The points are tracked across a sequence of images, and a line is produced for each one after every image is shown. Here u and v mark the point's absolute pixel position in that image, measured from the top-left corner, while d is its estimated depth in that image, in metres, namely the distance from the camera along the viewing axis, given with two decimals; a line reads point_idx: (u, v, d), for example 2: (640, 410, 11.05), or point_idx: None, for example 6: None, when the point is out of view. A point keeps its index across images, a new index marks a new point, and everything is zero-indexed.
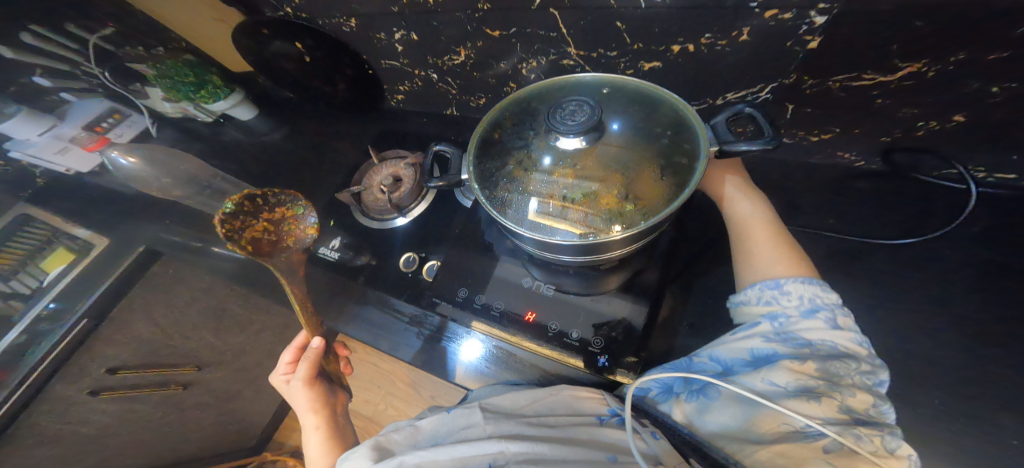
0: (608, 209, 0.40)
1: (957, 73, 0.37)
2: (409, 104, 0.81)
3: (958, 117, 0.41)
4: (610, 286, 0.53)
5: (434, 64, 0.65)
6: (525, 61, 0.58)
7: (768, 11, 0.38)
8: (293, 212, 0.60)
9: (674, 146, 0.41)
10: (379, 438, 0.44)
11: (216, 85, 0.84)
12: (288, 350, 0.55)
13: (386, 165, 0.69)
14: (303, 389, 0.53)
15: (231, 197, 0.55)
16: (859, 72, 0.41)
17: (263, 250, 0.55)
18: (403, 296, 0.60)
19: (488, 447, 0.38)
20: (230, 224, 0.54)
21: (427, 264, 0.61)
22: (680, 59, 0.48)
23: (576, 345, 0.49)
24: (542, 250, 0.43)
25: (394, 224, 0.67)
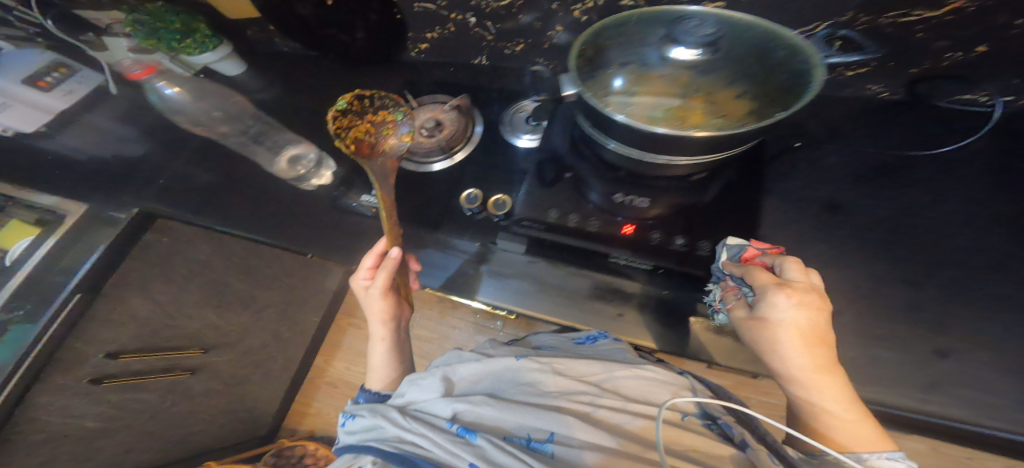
0: (694, 121, 0.43)
1: (994, 8, 0.42)
2: (434, 55, 0.77)
3: (983, 47, 0.47)
4: (706, 197, 0.48)
5: (476, 6, 0.63)
6: (580, 2, 0.58)
7: None
8: (392, 117, 0.58)
9: (773, 69, 0.43)
10: (447, 370, 0.48)
11: (202, 34, 0.75)
12: (370, 255, 0.55)
13: (424, 109, 0.66)
14: (379, 297, 0.56)
15: (343, 95, 0.57)
16: (912, 8, 0.45)
17: (362, 151, 0.52)
18: (467, 235, 0.58)
19: (554, 416, 0.40)
20: (342, 121, 0.55)
21: (494, 199, 0.56)
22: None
23: (680, 255, 0.47)
24: (625, 148, 0.44)
25: (436, 168, 0.64)
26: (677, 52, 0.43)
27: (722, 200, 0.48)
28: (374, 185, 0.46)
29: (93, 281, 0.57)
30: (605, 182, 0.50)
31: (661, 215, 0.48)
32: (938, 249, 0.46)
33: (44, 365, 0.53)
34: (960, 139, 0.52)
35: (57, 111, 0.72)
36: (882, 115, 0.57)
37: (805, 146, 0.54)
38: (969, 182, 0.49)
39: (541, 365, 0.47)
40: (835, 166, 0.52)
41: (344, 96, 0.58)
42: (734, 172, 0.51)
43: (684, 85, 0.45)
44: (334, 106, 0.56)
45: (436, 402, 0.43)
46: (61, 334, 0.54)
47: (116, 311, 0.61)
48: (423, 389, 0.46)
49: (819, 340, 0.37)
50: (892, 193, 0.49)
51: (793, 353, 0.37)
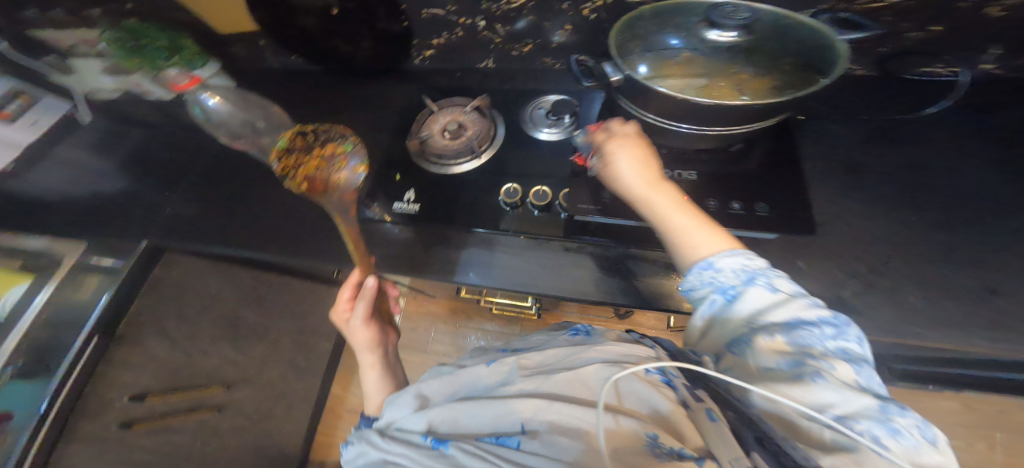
0: (721, 95, 0.49)
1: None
2: (438, 62, 0.77)
3: (935, 27, 0.54)
4: (749, 165, 0.53)
5: (486, 9, 0.66)
6: (589, 1, 0.62)
7: None
8: (343, 149, 0.59)
9: (802, 49, 0.47)
10: (419, 387, 0.50)
11: (191, 52, 0.68)
12: (347, 287, 0.59)
13: (444, 113, 0.67)
14: (362, 327, 0.62)
15: (285, 135, 0.62)
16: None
17: (316, 189, 0.55)
18: (515, 231, 0.56)
19: (520, 403, 0.38)
20: (287, 161, 0.58)
21: (536, 189, 0.56)
22: None
23: (738, 216, 0.48)
24: (665, 122, 0.51)
25: (463, 169, 0.63)
26: (714, 35, 0.49)
27: (764, 166, 0.53)
28: (335, 220, 0.49)
29: (106, 321, 0.53)
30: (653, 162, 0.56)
31: (715, 182, 0.52)
32: (948, 190, 0.51)
33: (68, 418, 0.51)
34: (930, 105, 0.58)
35: (23, 145, 0.59)
36: (866, 89, 0.61)
37: (810, 118, 0.59)
38: (952, 131, 0.56)
39: (511, 362, 0.48)
40: (839, 132, 0.58)
41: (285, 136, 0.62)
42: (766, 141, 0.56)
43: (718, 69, 0.50)
44: (276, 146, 0.61)
45: (411, 420, 0.44)
46: (82, 383, 0.51)
47: (136, 353, 0.57)
48: (399, 407, 0.48)
49: (642, 158, 0.47)
50: (893, 148, 0.55)
51: (632, 172, 0.46)
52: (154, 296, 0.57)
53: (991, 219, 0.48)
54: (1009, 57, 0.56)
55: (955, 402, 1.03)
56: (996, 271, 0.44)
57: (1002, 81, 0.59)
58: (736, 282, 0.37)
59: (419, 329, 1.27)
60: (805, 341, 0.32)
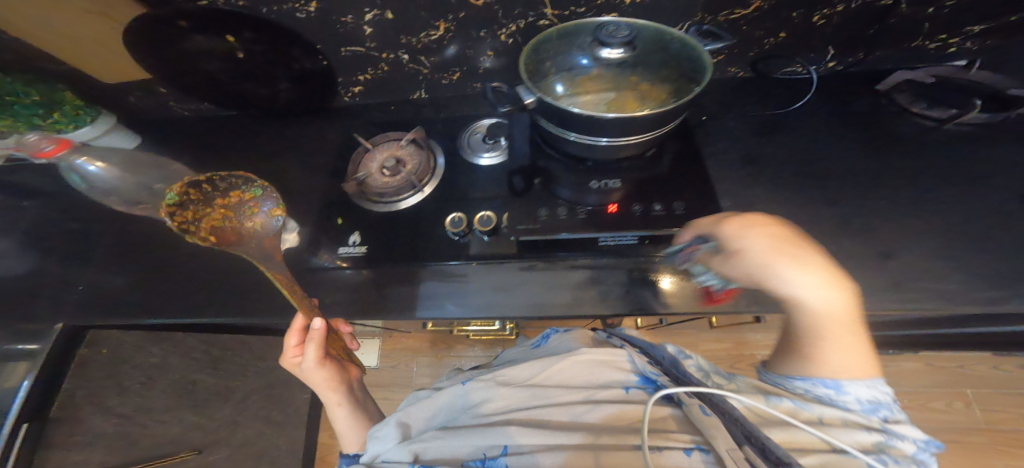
0: (625, 108, 0.53)
1: (776, 8, 0.60)
2: (371, 96, 0.79)
3: (783, 33, 0.64)
4: (662, 169, 0.58)
5: (407, 44, 0.68)
6: (505, 27, 0.65)
7: None
8: (250, 195, 0.61)
9: (679, 60, 0.52)
10: (400, 416, 0.53)
11: (74, 107, 0.65)
12: (292, 333, 0.58)
13: (380, 149, 0.68)
14: (316, 368, 0.60)
15: (172, 188, 0.57)
16: (732, 10, 0.61)
17: (227, 239, 0.56)
18: (462, 258, 0.58)
19: (504, 432, 0.44)
20: (185, 214, 0.56)
21: (480, 216, 0.57)
22: (632, 9, 0.62)
23: (660, 219, 0.54)
24: (583, 136, 0.53)
25: (406, 204, 0.65)
26: (606, 53, 0.52)
27: (674, 168, 0.58)
28: (264, 270, 0.50)
29: (35, 406, 0.51)
30: (584, 174, 0.60)
31: (637, 189, 0.57)
32: (838, 169, 0.56)
33: None
34: (798, 100, 0.65)
35: None
36: (747, 87, 0.70)
37: (710, 118, 0.65)
38: (837, 113, 0.62)
39: (484, 383, 0.53)
40: (738, 126, 0.64)
41: (174, 188, 0.57)
42: (675, 143, 0.62)
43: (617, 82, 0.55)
44: (163, 201, 0.56)
45: (394, 450, 0.47)
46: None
47: (76, 432, 0.55)
48: (382, 440, 0.50)
49: (832, 282, 0.43)
50: (790, 135, 0.61)
51: (815, 298, 0.43)
52: (87, 373, 0.55)
53: (876, 191, 0.53)
54: (852, 55, 0.65)
55: (911, 358, 1.09)
56: (882, 239, 0.49)
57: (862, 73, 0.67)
58: (857, 400, 0.43)
59: (399, 364, 1.27)
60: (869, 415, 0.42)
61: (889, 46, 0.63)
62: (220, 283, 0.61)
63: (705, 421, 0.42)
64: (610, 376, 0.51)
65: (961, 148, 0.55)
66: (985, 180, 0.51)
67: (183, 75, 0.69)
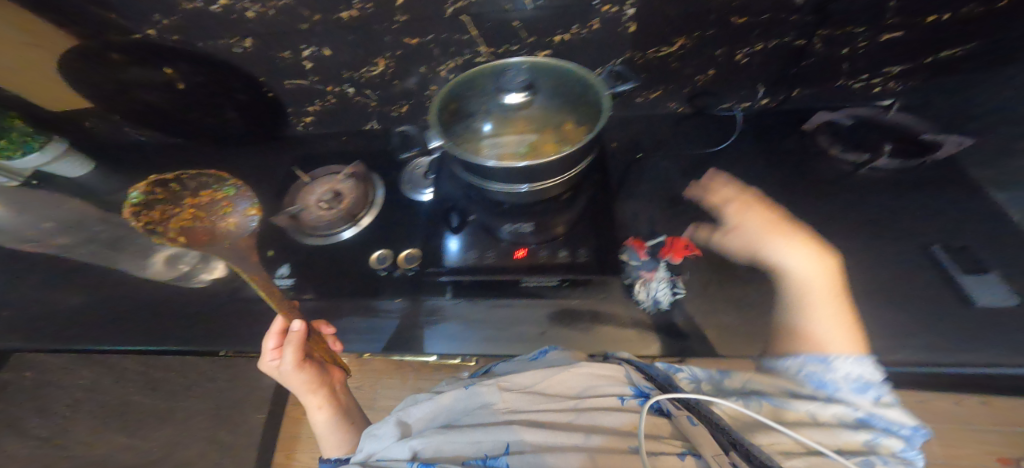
0: (548, 148, 0.53)
1: (698, 46, 0.63)
2: (323, 126, 0.81)
3: (712, 71, 0.66)
4: (573, 213, 0.61)
5: (350, 78, 0.70)
6: (443, 64, 0.68)
7: (605, 5, 0.57)
8: (222, 194, 0.61)
9: (581, 99, 0.55)
10: (399, 414, 0.45)
11: (22, 133, 0.68)
12: (271, 336, 0.52)
13: (320, 182, 0.70)
14: (296, 371, 0.53)
15: (138, 186, 0.57)
16: (659, 47, 0.63)
17: (197, 240, 0.53)
18: (384, 295, 0.58)
19: (505, 432, 0.41)
20: (155, 212, 0.56)
21: (403, 254, 0.60)
22: (562, 48, 0.65)
23: (566, 266, 0.56)
24: (508, 187, 0.54)
25: (343, 236, 0.66)
26: (511, 98, 0.55)
27: (584, 213, 0.61)
28: (237, 269, 0.44)
29: None
30: (498, 216, 0.62)
31: (547, 234, 0.59)
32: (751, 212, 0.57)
33: None
34: (725, 141, 0.69)
35: None
36: (682, 125, 0.72)
37: (644, 156, 0.68)
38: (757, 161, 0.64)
39: (487, 386, 0.47)
40: (664, 168, 0.66)
41: (142, 187, 0.57)
42: (591, 186, 0.64)
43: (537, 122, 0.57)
44: (128, 201, 0.56)
45: (393, 448, 0.40)
46: None
47: None
48: (378, 439, 0.43)
49: (814, 253, 0.50)
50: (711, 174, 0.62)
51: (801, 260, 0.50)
52: None
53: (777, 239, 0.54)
54: (780, 92, 0.68)
55: None
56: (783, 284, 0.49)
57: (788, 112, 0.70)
58: (845, 377, 0.42)
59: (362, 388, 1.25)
60: (856, 400, 0.42)
61: (812, 84, 0.66)
62: (141, 309, 0.61)
63: (694, 436, 0.40)
64: (607, 388, 0.46)
65: (864, 197, 0.56)
66: (881, 229, 0.52)
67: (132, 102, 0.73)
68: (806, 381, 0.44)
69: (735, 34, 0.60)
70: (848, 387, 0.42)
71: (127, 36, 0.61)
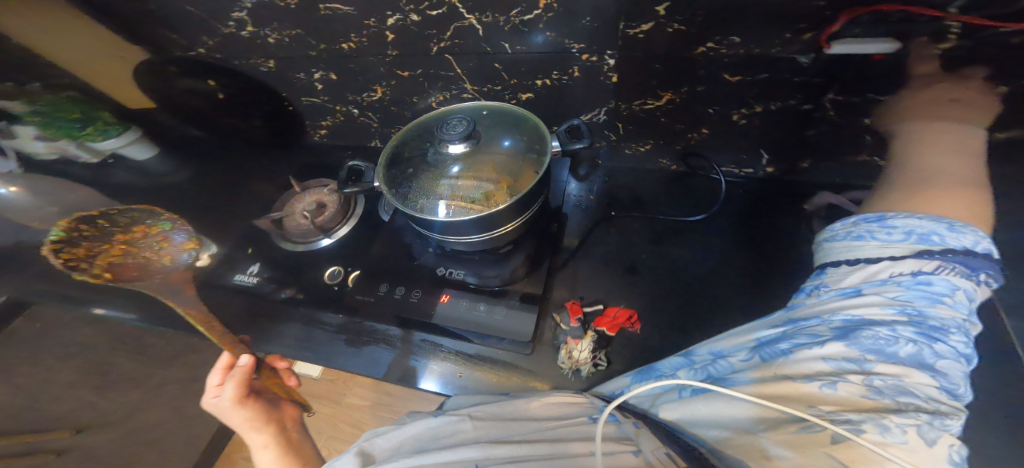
0: (496, 192, 0.57)
1: (687, 102, 0.59)
2: (333, 139, 0.88)
3: (704, 130, 0.64)
4: (509, 266, 0.63)
5: (354, 100, 0.76)
6: (433, 96, 0.71)
7: (584, 55, 0.56)
8: (156, 228, 0.67)
9: (530, 143, 0.61)
10: (362, 444, 0.43)
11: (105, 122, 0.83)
12: (214, 372, 0.51)
13: (309, 193, 0.75)
14: (237, 406, 0.50)
15: (60, 224, 0.62)
16: (645, 100, 0.61)
17: (130, 275, 0.60)
18: (331, 309, 0.63)
19: (469, 453, 0.39)
20: (77, 251, 0.60)
21: (351, 274, 0.65)
22: (546, 91, 0.64)
23: (491, 322, 0.57)
24: (458, 237, 0.58)
25: (320, 245, 0.70)
26: (454, 149, 0.59)
27: (519, 268, 0.63)
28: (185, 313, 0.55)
29: None
30: (439, 259, 0.65)
31: (479, 282, 0.62)
32: None
33: None
34: (708, 209, 0.68)
35: None
36: (673, 187, 0.72)
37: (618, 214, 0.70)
38: (727, 238, 0.65)
39: (457, 416, 0.45)
40: (637, 230, 0.68)
41: (66, 224, 0.63)
42: (534, 244, 0.66)
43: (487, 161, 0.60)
44: (51, 239, 0.61)
45: None
46: None
47: None
48: None
49: (921, 153, 0.45)
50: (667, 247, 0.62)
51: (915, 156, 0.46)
52: None
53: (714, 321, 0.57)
54: (784, 161, 0.65)
55: None
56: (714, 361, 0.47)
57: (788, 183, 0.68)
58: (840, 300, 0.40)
59: None
60: (840, 322, 0.38)
61: (819, 156, 0.62)
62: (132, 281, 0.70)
63: (635, 434, 0.40)
64: (572, 410, 0.45)
65: None
66: None
67: (182, 102, 0.85)
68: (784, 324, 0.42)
69: (725, 96, 0.57)
70: (825, 322, 0.39)
71: (184, 53, 0.72)
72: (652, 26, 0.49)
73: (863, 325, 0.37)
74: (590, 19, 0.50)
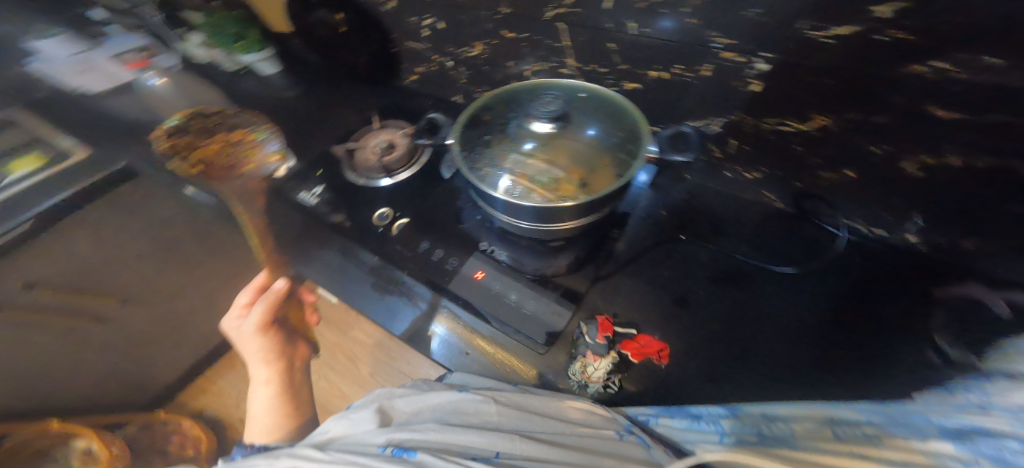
0: (565, 188, 0.53)
1: (850, 130, 0.49)
2: (420, 86, 0.87)
3: (849, 170, 0.54)
4: (553, 262, 0.60)
5: (452, 53, 0.75)
6: (530, 65, 0.68)
7: (728, 53, 0.49)
8: (255, 137, 0.76)
9: (621, 146, 0.55)
10: (383, 404, 0.45)
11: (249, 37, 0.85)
12: (247, 291, 0.62)
13: (384, 132, 0.75)
14: (254, 334, 0.60)
15: (177, 114, 0.78)
16: (785, 119, 0.53)
17: (211, 169, 0.71)
18: (370, 249, 0.62)
19: (495, 439, 0.39)
20: (184, 143, 0.73)
21: (398, 222, 0.63)
22: (656, 84, 0.59)
23: (520, 315, 0.54)
24: (509, 218, 0.54)
25: (380, 184, 0.69)
26: (539, 126, 0.57)
27: (565, 269, 0.59)
28: (243, 217, 0.69)
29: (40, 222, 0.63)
30: (486, 232, 0.63)
31: (517, 268, 0.59)
32: None
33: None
34: (793, 264, 0.60)
35: (119, 79, 0.81)
36: (763, 227, 0.65)
37: (688, 240, 0.63)
38: (803, 298, 0.57)
39: (480, 397, 0.46)
40: (703, 262, 0.61)
41: (181, 115, 0.80)
42: (587, 245, 0.62)
43: (566, 153, 0.57)
44: (165, 124, 0.76)
45: (372, 432, 0.39)
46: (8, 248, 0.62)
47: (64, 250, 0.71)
48: (357, 422, 0.42)
49: None
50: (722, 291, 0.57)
51: None
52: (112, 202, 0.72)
53: (765, 377, 0.50)
54: (942, 233, 0.53)
55: None
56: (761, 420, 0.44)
57: (910, 255, 0.58)
58: (990, 411, 0.31)
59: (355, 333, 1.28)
60: (956, 428, 0.31)
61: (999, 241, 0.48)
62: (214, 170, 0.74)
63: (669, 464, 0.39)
64: (598, 421, 0.44)
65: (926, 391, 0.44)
66: None
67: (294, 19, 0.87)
68: (912, 423, 0.35)
69: (908, 138, 0.46)
70: (947, 425, 0.32)
71: None
72: (855, 30, 0.39)
73: (985, 435, 0.29)
74: (758, 12, 0.43)
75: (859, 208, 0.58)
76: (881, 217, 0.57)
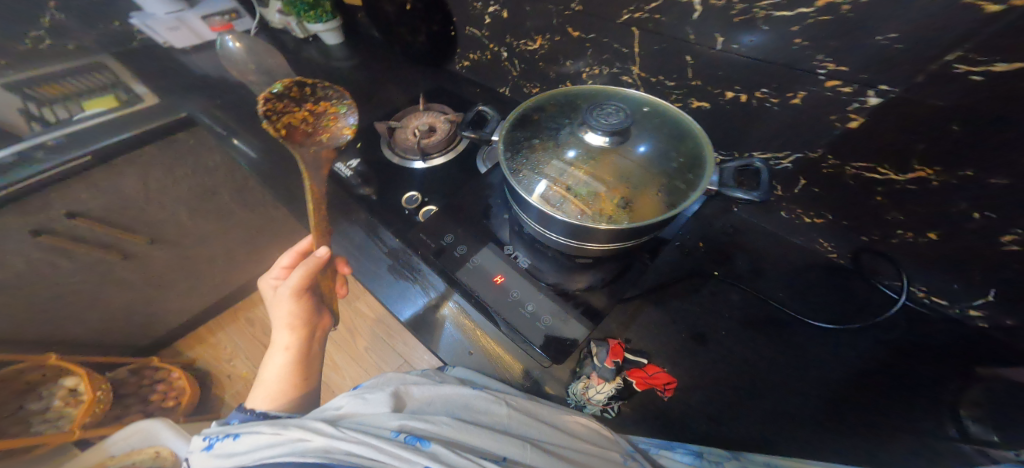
0: (604, 207, 0.47)
1: (951, 189, 0.43)
2: (471, 74, 0.85)
3: (933, 235, 0.47)
4: (576, 278, 0.54)
5: (509, 43, 0.72)
6: (590, 67, 0.65)
7: (830, 80, 0.43)
8: (335, 109, 0.64)
9: (678, 172, 0.49)
10: (397, 388, 0.40)
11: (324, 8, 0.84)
12: (289, 254, 0.56)
13: (428, 114, 0.72)
14: (289, 298, 0.51)
15: (281, 81, 0.62)
16: (875, 164, 0.47)
17: (295, 138, 0.58)
18: (393, 231, 0.59)
19: (507, 444, 0.35)
20: (274, 105, 0.60)
21: (425, 208, 0.60)
22: (729, 106, 0.54)
23: (532, 328, 0.49)
24: (540, 227, 0.50)
25: (413, 166, 0.67)
26: (591, 137, 0.50)
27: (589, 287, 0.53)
28: (306, 176, 0.52)
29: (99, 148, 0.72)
30: (511, 233, 0.59)
31: (536, 277, 0.54)
32: None
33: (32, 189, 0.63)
34: (850, 323, 0.52)
35: (205, 38, 0.86)
36: (816, 277, 0.58)
37: (721, 277, 0.57)
38: (854, 365, 0.49)
39: (492, 397, 0.42)
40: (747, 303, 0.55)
41: (283, 82, 0.63)
42: (614, 267, 0.56)
43: (618, 169, 0.50)
44: (268, 88, 0.61)
45: (384, 415, 0.35)
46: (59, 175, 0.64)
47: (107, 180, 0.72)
48: (368, 402, 0.37)
49: None
50: (766, 339, 0.51)
51: None
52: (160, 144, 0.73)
53: (787, 446, 0.43)
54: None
55: None
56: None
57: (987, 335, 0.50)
58: None
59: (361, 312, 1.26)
60: None
61: None
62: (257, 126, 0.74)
63: None
64: (606, 441, 0.40)
65: None
66: None
67: None
68: None
69: None
70: None
71: None
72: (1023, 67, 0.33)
73: None
74: (892, 36, 0.37)
75: (924, 276, 0.51)
76: (949, 287, 0.50)
